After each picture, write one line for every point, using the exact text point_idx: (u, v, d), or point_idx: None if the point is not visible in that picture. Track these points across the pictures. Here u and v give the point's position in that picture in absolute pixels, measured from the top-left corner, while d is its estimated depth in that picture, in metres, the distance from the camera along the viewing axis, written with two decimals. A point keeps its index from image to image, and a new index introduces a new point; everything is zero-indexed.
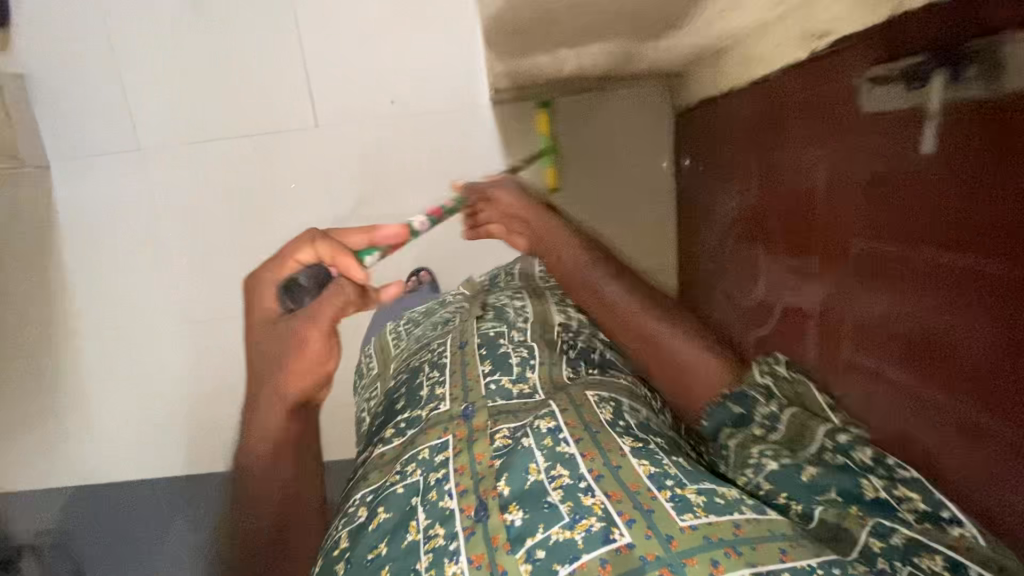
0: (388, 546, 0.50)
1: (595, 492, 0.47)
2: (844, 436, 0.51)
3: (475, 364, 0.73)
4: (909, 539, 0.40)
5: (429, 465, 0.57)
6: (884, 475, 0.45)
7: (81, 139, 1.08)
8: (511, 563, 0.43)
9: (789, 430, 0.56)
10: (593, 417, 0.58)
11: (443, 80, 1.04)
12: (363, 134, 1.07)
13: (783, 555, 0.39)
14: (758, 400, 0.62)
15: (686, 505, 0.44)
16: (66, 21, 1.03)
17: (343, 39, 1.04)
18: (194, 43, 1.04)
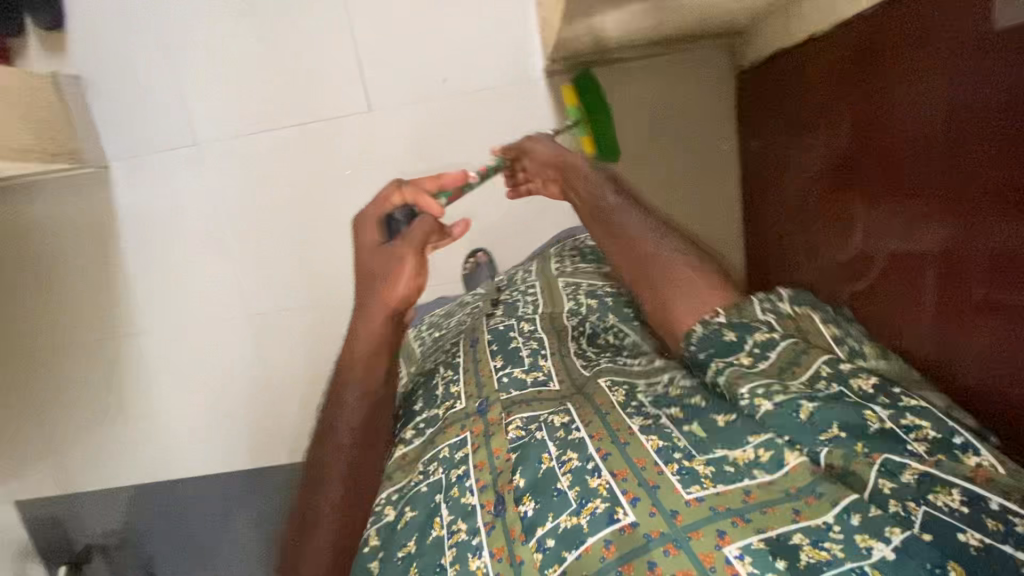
0: (417, 541, 0.51)
1: (600, 472, 0.47)
2: (847, 369, 0.50)
3: (486, 359, 0.69)
4: (920, 476, 0.41)
5: (450, 462, 0.56)
6: (884, 403, 0.46)
7: (138, 137, 1.09)
8: (528, 552, 0.45)
9: (784, 358, 0.53)
10: (607, 402, 0.56)
11: (496, 54, 1.04)
12: (417, 116, 1.06)
13: (795, 516, 0.41)
14: (758, 328, 0.56)
15: (692, 478, 0.45)
16: (121, 20, 1.05)
17: (395, 21, 1.04)
18: (245, 33, 1.05)
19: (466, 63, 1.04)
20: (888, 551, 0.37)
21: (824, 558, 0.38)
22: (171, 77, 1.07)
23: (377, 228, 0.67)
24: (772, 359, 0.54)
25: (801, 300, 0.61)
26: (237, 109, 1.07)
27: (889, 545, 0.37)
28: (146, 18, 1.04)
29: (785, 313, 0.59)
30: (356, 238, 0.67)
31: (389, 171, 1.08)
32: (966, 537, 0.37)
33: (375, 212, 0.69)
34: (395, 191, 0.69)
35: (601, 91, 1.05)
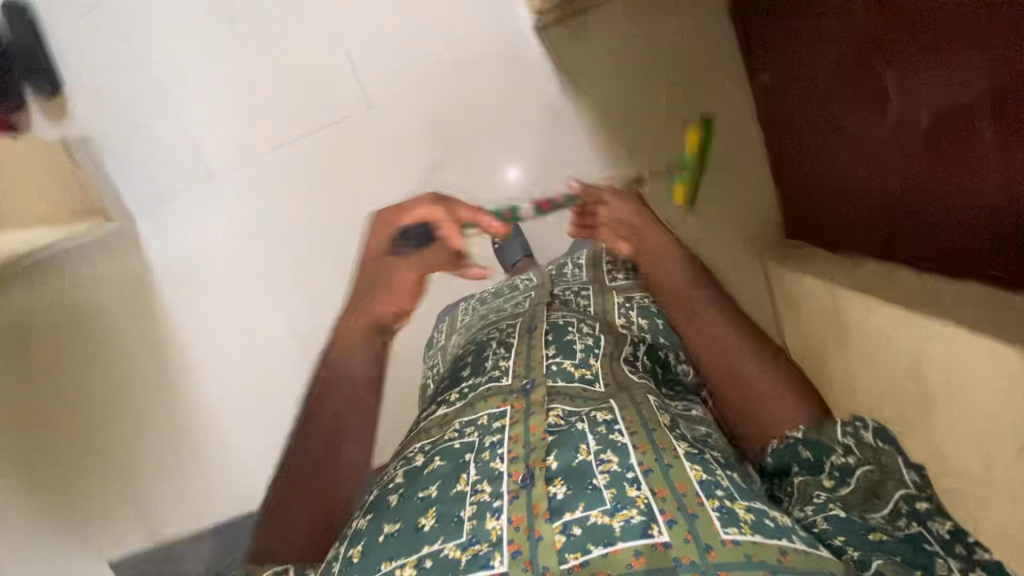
0: (440, 489, 0.58)
1: (639, 485, 0.54)
2: (924, 507, 0.58)
3: (540, 346, 0.80)
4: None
5: (487, 428, 0.65)
6: (962, 555, 0.53)
7: (156, 179, 1.10)
8: (550, 530, 0.51)
9: (864, 489, 0.62)
10: (653, 421, 0.64)
11: (484, 28, 1.14)
12: (418, 101, 1.12)
13: (784, 557, 0.48)
14: (836, 450, 0.67)
15: (733, 520, 0.50)
16: (117, 71, 1.07)
17: (378, 26, 1.11)
18: (248, 64, 1.10)
19: (456, 49, 1.12)
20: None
21: None
22: (179, 115, 1.10)
23: (390, 234, 0.92)
24: (853, 486, 0.63)
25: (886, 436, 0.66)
26: (250, 130, 1.12)
27: None
28: (146, 69, 1.08)
29: (870, 445, 0.66)
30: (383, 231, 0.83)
31: (404, 156, 1.11)
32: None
33: (394, 221, 0.93)
34: (427, 213, 0.89)
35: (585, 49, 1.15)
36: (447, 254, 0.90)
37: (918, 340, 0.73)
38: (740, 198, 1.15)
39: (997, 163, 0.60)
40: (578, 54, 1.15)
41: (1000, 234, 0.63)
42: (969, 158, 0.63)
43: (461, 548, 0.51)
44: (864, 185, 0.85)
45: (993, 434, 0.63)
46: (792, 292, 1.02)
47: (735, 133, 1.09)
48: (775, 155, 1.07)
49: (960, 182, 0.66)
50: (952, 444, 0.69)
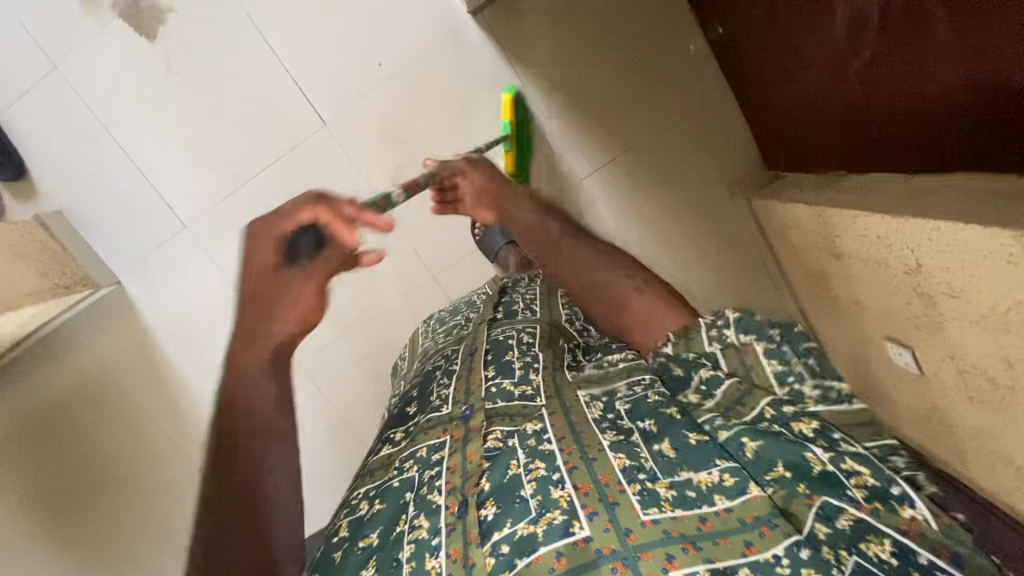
0: (381, 537, 0.45)
1: (564, 484, 0.43)
2: (789, 407, 0.44)
3: (478, 369, 0.62)
4: (855, 522, 0.37)
5: (425, 461, 0.50)
6: (826, 443, 0.41)
7: (132, 241, 1.11)
8: (481, 555, 0.40)
9: (728, 398, 0.47)
10: (580, 417, 0.50)
11: (416, 20, 1.06)
12: (374, 109, 1.09)
13: (745, 548, 0.37)
14: (699, 365, 0.50)
15: (654, 499, 0.41)
16: (68, 138, 1.05)
17: (311, 35, 1.05)
18: (190, 102, 1.06)
19: (399, 43, 1.06)
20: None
21: None
22: (135, 172, 1.08)
23: (276, 241, 0.54)
24: (718, 397, 0.48)
25: (749, 325, 0.49)
26: (207, 173, 1.09)
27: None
28: (88, 129, 1.05)
29: (733, 346, 0.49)
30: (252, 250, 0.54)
31: (368, 167, 1.11)
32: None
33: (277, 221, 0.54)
34: (312, 209, 0.54)
35: (527, 22, 1.07)
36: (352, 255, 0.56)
37: (905, 242, 0.71)
38: (710, 137, 1.14)
39: (955, 54, 0.57)
40: (516, 26, 1.07)
41: (977, 125, 0.60)
42: (931, 45, 0.60)
43: None
44: (836, 113, 0.82)
45: (1002, 309, 0.62)
46: (787, 225, 1.01)
47: (691, 88, 1.12)
48: (746, 98, 1.08)
49: (928, 86, 0.64)
50: (969, 322, 0.68)
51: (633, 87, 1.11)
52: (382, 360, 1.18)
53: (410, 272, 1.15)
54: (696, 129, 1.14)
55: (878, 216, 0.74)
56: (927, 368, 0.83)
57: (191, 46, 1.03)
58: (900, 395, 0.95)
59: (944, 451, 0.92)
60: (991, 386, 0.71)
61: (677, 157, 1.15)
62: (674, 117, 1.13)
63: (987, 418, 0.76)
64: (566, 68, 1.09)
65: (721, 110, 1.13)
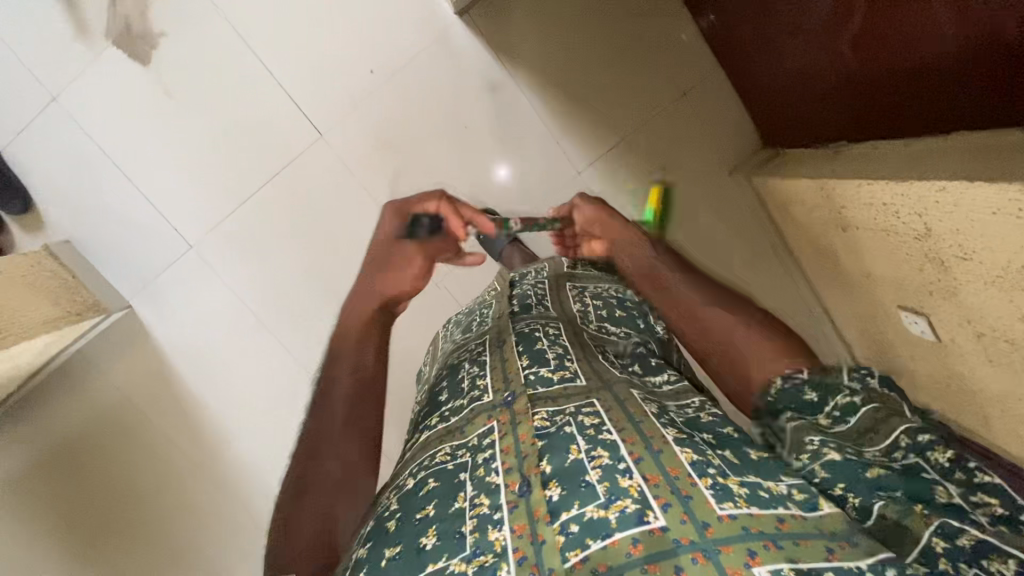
0: (438, 507, 0.44)
1: (631, 473, 0.41)
2: (925, 435, 0.43)
3: (513, 358, 0.59)
4: (978, 541, 0.36)
5: (476, 447, 0.48)
6: (963, 479, 0.40)
7: (141, 263, 1.12)
8: (550, 533, 0.39)
9: (864, 427, 0.45)
10: (639, 409, 0.48)
11: (406, 26, 1.06)
12: (370, 118, 1.10)
13: (828, 554, 0.35)
14: (840, 390, 0.48)
15: (727, 494, 0.39)
16: (72, 166, 1.07)
17: (302, 49, 1.06)
18: (187, 124, 1.07)
19: (391, 52, 1.07)
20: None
21: None
22: (139, 195, 1.09)
23: (405, 221, 0.70)
24: (852, 422, 0.46)
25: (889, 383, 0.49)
26: (210, 193, 1.10)
27: None
28: (91, 156, 1.07)
29: (875, 392, 0.48)
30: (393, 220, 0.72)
31: (366, 175, 1.12)
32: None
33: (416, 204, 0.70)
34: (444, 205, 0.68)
35: (516, 22, 1.08)
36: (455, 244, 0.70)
37: (911, 207, 0.70)
38: (707, 120, 1.14)
39: (950, 10, 0.56)
40: (504, 24, 1.07)
41: (982, 82, 0.59)
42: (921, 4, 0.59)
43: (466, 561, 0.39)
44: (834, 84, 0.81)
45: (1016, 265, 0.61)
46: (789, 202, 1.00)
47: (686, 75, 1.12)
48: (742, 84, 1.08)
49: (922, 47, 0.62)
50: (982, 283, 0.67)
51: (628, 77, 1.11)
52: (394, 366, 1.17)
53: None
54: (694, 115, 1.13)
55: (884, 182, 0.73)
56: (944, 334, 0.81)
57: (185, 69, 1.05)
58: (919, 365, 0.93)
59: (968, 418, 0.90)
60: (1009, 346, 0.70)
61: (678, 144, 1.14)
62: (672, 104, 1.13)
63: (1008, 380, 0.75)
64: (557, 62, 1.09)
65: (718, 94, 1.13)
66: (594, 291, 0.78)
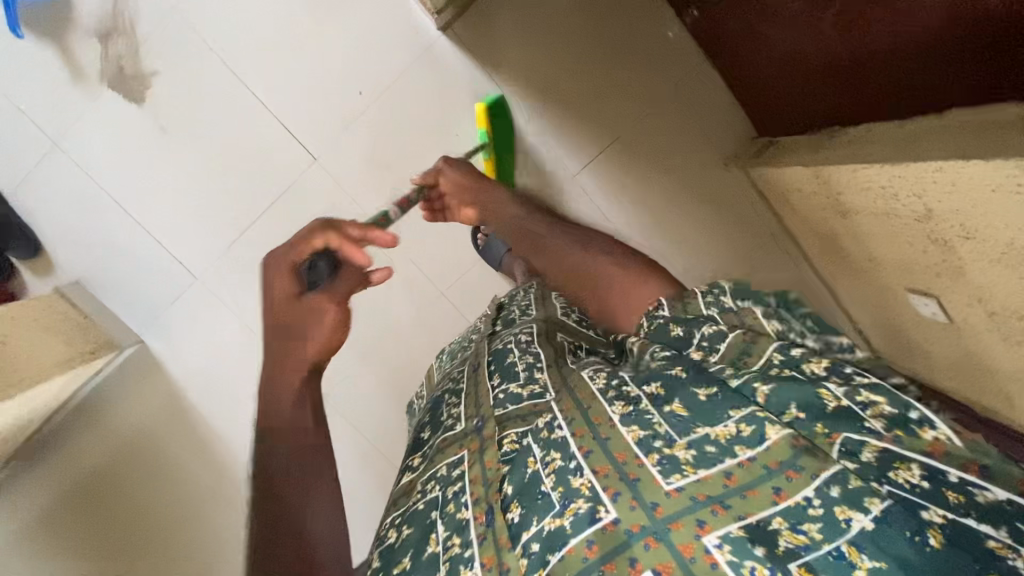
0: (413, 557, 0.46)
1: (583, 471, 0.43)
2: (796, 350, 0.44)
3: (484, 380, 0.61)
4: (879, 454, 0.37)
5: (446, 480, 0.50)
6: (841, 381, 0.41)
7: (148, 297, 1.14)
8: (514, 559, 0.41)
9: (733, 351, 0.47)
10: (586, 393, 0.51)
11: (392, 46, 1.07)
12: (361, 139, 1.11)
13: (776, 495, 0.38)
14: (701, 323, 0.51)
15: (674, 466, 0.41)
16: (75, 208, 1.09)
17: (292, 77, 1.07)
18: (184, 159, 1.09)
19: (380, 72, 1.08)
20: (867, 521, 0.35)
21: (802, 542, 0.36)
22: (142, 232, 1.11)
23: (295, 277, 0.62)
24: (722, 351, 0.47)
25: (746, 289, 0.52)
26: (213, 225, 1.12)
27: (867, 515, 0.35)
28: (93, 197, 1.09)
29: (732, 310, 0.50)
30: (270, 288, 0.62)
31: (362, 196, 1.13)
32: (929, 516, 0.34)
33: (294, 253, 0.63)
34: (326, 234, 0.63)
35: (501, 33, 1.08)
36: (365, 276, 0.62)
37: (910, 188, 0.68)
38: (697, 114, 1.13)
39: None
40: (488, 33, 1.08)
41: (971, 58, 0.57)
42: None
43: None
44: (822, 71, 0.80)
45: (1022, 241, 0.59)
46: (786, 190, 0.99)
47: (675, 71, 1.11)
48: (731, 77, 1.08)
49: (906, 30, 0.62)
50: (988, 260, 0.65)
51: (616, 78, 1.10)
52: (402, 381, 1.18)
53: (417, 291, 1.16)
54: (685, 110, 1.12)
55: (875, 167, 0.72)
56: (955, 314, 0.79)
57: (179, 106, 1.07)
58: (933, 346, 0.91)
59: (992, 396, 0.87)
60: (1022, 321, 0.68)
61: (671, 140, 1.14)
62: (661, 101, 1.12)
63: None
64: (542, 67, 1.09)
65: (708, 88, 1.12)
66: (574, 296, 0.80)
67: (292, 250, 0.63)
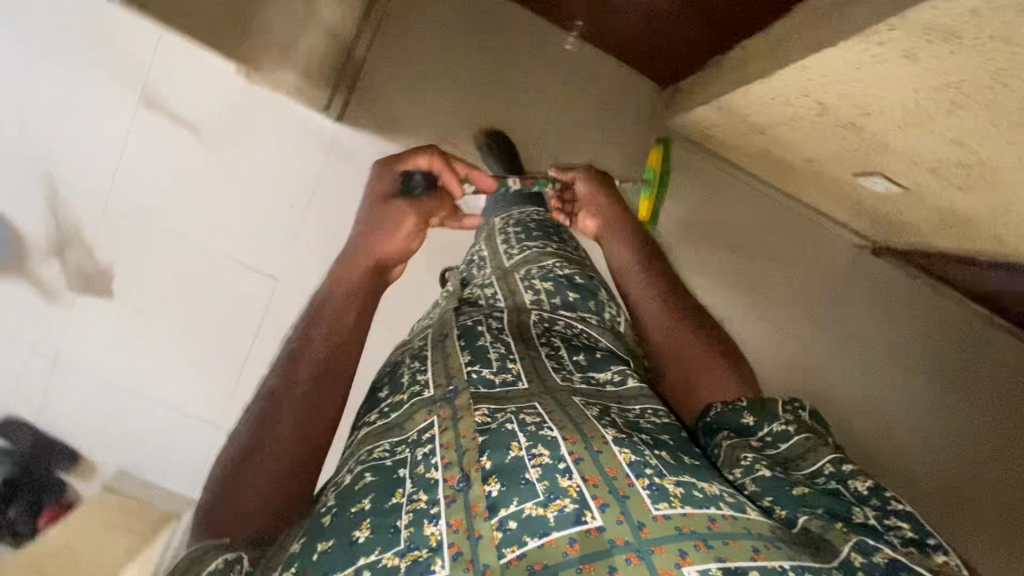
0: (374, 501, 0.45)
1: (571, 473, 0.45)
2: (847, 466, 0.52)
3: (455, 355, 0.60)
4: (890, 560, 0.43)
5: (415, 443, 0.50)
6: (877, 503, 0.49)
7: (182, 464, 1.15)
8: (487, 527, 0.42)
9: (795, 452, 0.55)
10: (578, 412, 0.53)
11: (302, 153, 1.13)
12: (306, 246, 1.16)
13: (754, 553, 0.42)
14: (776, 420, 0.59)
15: (662, 494, 0.45)
16: (92, 407, 1.12)
17: (226, 214, 1.13)
18: (165, 323, 1.15)
19: (301, 180, 1.14)
20: None
21: None
22: (155, 403, 1.15)
23: (397, 179, 0.72)
24: (784, 449, 0.56)
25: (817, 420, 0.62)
26: (214, 371, 1.17)
27: None
28: (104, 391, 1.13)
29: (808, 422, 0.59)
30: (375, 184, 0.73)
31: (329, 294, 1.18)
32: None
33: (402, 163, 0.73)
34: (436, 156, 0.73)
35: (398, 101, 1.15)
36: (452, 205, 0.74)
37: (796, 91, 0.68)
38: (596, 94, 1.18)
39: None
40: (386, 106, 1.14)
41: None
42: None
43: (400, 555, 0.42)
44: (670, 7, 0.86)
45: (912, 102, 0.57)
46: (704, 132, 0.99)
47: (570, 67, 1.17)
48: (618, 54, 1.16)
49: None
50: (896, 126, 0.63)
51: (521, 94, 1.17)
52: None
53: None
54: (594, 96, 1.18)
55: (759, 81, 0.72)
56: (908, 182, 0.77)
57: (144, 284, 1.14)
58: (911, 215, 0.89)
59: (986, 240, 0.83)
60: (965, 168, 0.66)
61: (592, 126, 1.18)
62: (569, 96, 1.17)
63: (989, 199, 0.70)
64: (447, 114, 1.15)
65: (605, 69, 1.18)
66: (539, 272, 0.80)
67: (405, 158, 0.73)
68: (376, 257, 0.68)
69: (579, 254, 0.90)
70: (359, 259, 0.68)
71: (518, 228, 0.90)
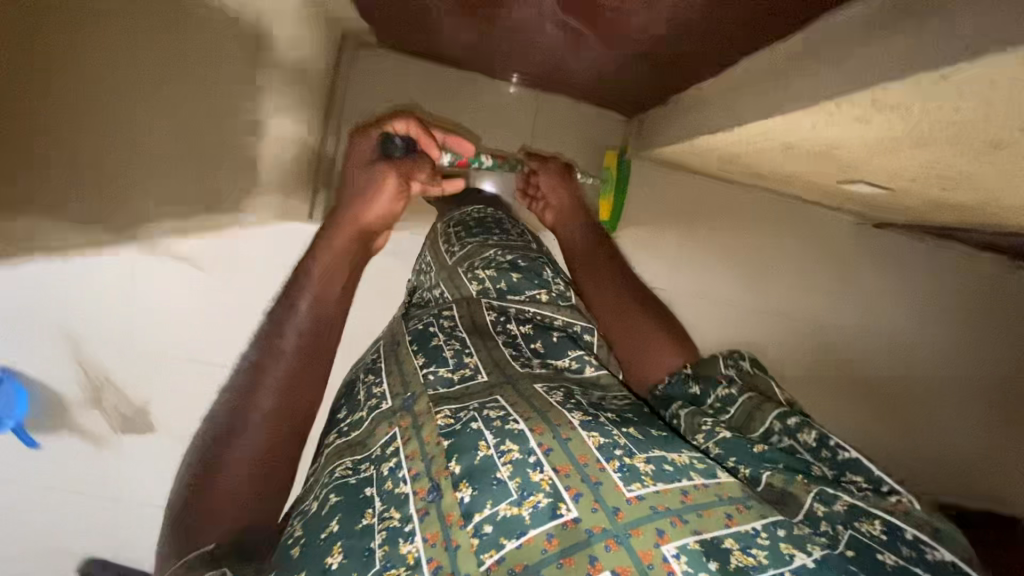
0: (343, 523, 0.46)
1: (542, 466, 0.44)
2: (793, 420, 0.55)
3: (409, 358, 0.62)
4: (850, 506, 0.45)
5: (381, 458, 0.51)
6: (828, 458, 0.51)
7: None
8: (463, 536, 0.42)
9: (744, 416, 0.58)
10: (543, 400, 0.53)
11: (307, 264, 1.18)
12: None
13: (726, 520, 0.42)
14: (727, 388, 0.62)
15: (634, 475, 0.44)
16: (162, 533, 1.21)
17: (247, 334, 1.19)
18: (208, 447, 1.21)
19: None
20: (808, 560, 0.39)
21: (750, 562, 0.39)
22: None
23: (376, 144, 0.74)
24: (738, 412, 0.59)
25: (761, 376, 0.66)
26: None
27: (808, 554, 0.40)
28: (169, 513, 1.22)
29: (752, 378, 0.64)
30: (356, 152, 0.75)
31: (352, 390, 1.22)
32: (884, 558, 0.41)
33: (381, 128, 0.75)
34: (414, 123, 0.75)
35: None
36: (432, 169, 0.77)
37: (762, 139, 0.68)
38: (566, 133, 1.19)
39: None
40: None
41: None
42: None
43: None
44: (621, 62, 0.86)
45: (878, 142, 0.56)
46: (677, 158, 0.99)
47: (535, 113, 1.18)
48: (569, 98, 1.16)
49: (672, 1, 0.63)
50: (867, 153, 0.63)
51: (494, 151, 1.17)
52: None
53: None
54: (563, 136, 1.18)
55: (723, 133, 0.72)
56: (893, 184, 0.76)
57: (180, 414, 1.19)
58: (906, 203, 0.88)
59: (988, 218, 0.82)
60: (946, 177, 0.65)
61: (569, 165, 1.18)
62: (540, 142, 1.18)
63: (979, 194, 0.69)
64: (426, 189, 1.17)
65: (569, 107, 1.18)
66: (482, 260, 0.79)
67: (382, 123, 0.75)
68: (357, 222, 0.72)
69: (523, 236, 0.92)
70: (337, 231, 0.72)
71: (456, 226, 0.91)
